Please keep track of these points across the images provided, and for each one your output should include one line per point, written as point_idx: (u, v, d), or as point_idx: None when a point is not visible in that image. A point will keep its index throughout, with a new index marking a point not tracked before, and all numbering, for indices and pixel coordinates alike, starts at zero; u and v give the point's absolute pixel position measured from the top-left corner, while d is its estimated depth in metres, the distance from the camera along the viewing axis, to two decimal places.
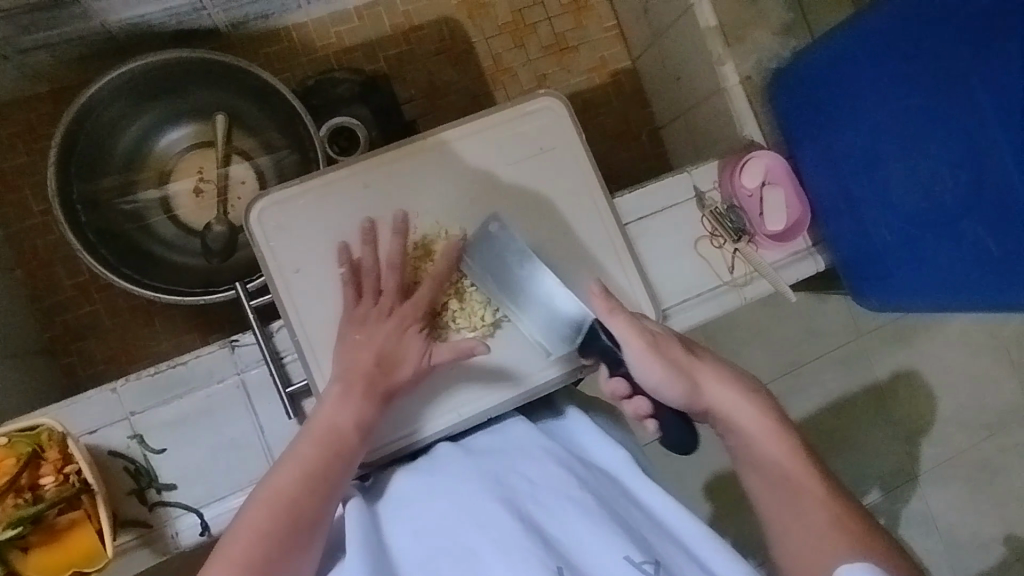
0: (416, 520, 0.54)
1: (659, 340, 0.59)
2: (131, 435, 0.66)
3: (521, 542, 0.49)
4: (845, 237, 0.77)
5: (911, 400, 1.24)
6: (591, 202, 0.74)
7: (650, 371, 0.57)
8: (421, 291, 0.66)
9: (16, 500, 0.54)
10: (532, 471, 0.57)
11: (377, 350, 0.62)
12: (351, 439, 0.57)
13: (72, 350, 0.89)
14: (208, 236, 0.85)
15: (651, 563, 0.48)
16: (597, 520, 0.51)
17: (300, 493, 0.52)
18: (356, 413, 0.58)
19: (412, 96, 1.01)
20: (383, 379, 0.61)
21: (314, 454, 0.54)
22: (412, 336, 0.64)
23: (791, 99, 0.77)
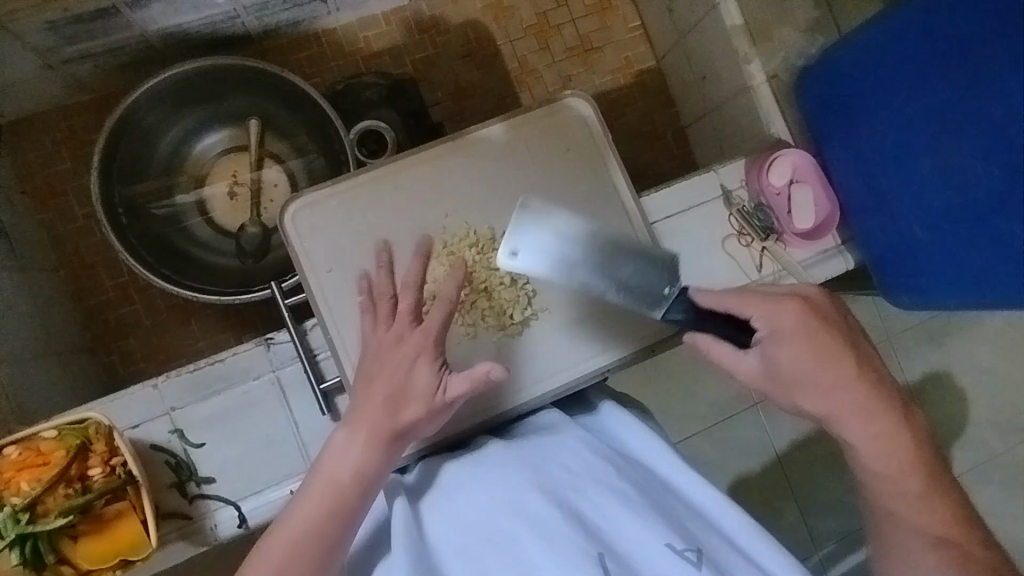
0: (455, 512, 0.55)
1: (806, 331, 0.57)
2: (172, 429, 0.68)
3: (562, 537, 0.50)
4: (877, 233, 0.76)
5: (946, 402, 1.21)
6: (618, 201, 0.75)
7: (777, 355, 0.58)
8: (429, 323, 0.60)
9: (67, 490, 0.56)
10: (573, 458, 0.57)
11: (386, 382, 0.58)
12: (351, 490, 0.55)
13: (113, 348, 0.92)
14: (243, 237, 0.87)
15: (694, 552, 0.49)
16: (641, 510, 0.52)
17: (303, 544, 0.52)
18: (356, 461, 0.56)
19: (439, 98, 1.03)
20: (390, 419, 0.57)
21: (310, 515, 0.53)
22: (423, 368, 0.59)
23: (819, 95, 0.77)
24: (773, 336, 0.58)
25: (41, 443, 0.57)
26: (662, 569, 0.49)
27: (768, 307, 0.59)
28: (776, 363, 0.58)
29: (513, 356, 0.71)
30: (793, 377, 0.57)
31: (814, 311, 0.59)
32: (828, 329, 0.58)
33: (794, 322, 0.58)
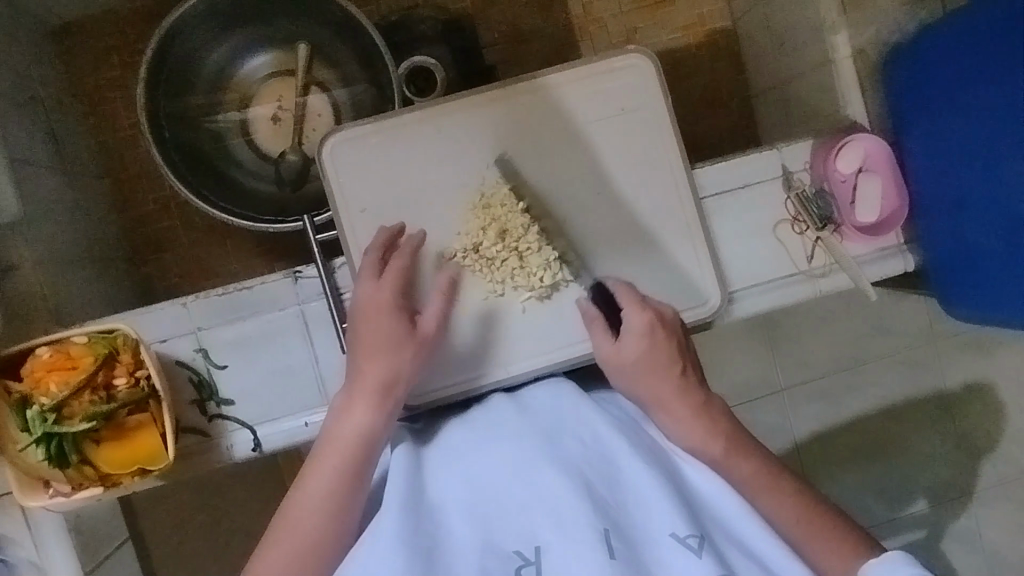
0: (463, 469, 0.55)
1: (653, 327, 0.63)
2: (197, 348, 0.69)
3: (567, 508, 0.49)
4: (942, 236, 0.71)
5: (983, 415, 1.15)
6: (669, 171, 0.71)
7: (625, 341, 0.63)
8: (388, 274, 0.63)
9: (92, 396, 0.59)
10: (591, 431, 0.56)
11: (370, 339, 0.60)
12: (354, 446, 0.57)
13: (150, 260, 0.94)
14: (283, 165, 0.87)
15: (696, 539, 0.48)
16: (654, 490, 0.51)
17: (332, 496, 0.55)
18: (360, 422, 0.58)
19: (494, 40, 0.98)
20: (379, 374, 0.59)
21: (322, 480, 0.56)
22: (393, 317, 0.61)
23: (904, 78, 0.70)
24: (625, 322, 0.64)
25: (72, 347, 0.59)
26: (663, 554, 0.48)
27: (630, 298, 0.65)
28: (624, 348, 0.63)
29: (534, 320, 0.69)
30: (631, 363, 0.62)
31: (666, 318, 0.64)
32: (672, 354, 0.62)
33: (643, 316, 0.63)
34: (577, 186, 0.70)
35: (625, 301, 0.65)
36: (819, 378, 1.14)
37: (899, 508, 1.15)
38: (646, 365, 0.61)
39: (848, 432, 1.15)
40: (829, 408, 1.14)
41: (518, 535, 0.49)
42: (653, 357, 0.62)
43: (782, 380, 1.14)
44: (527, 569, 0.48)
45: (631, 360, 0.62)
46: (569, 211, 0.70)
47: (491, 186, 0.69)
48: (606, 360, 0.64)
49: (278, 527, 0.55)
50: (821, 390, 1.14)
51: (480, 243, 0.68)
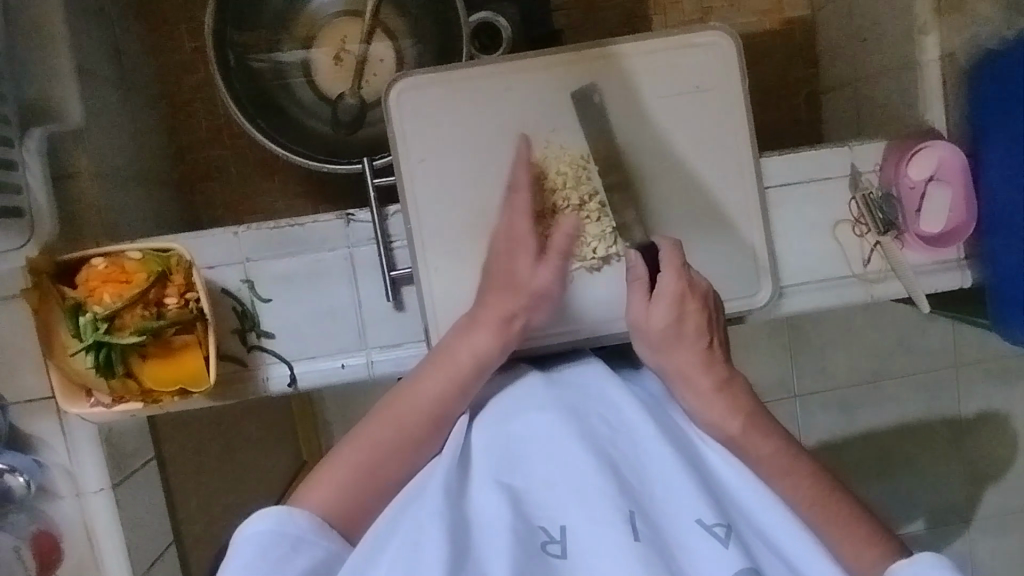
0: (494, 439, 0.55)
1: (684, 294, 0.60)
2: (243, 279, 0.69)
3: (593, 489, 0.48)
4: (1012, 255, 0.69)
5: (995, 444, 1.14)
6: (735, 156, 0.70)
7: (656, 305, 0.60)
8: (518, 219, 0.65)
9: (144, 311, 0.59)
10: (618, 415, 0.55)
11: (504, 272, 0.63)
12: (468, 373, 0.58)
13: (199, 188, 0.95)
14: (340, 107, 0.85)
15: (722, 527, 0.48)
16: (679, 478, 0.50)
17: (414, 421, 0.57)
18: (480, 346, 0.59)
19: (566, 3, 0.96)
20: (506, 307, 0.61)
21: (434, 388, 0.58)
22: (547, 259, 0.64)
23: (997, 87, 0.67)
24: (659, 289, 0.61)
25: (127, 262, 0.60)
26: (688, 542, 0.48)
27: (671, 270, 0.61)
28: (654, 313, 0.60)
29: (581, 290, 0.69)
30: (660, 332, 0.60)
31: (699, 292, 0.61)
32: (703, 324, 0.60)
33: (677, 284, 0.60)
34: (642, 160, 0.69)
35: (665, 275, 0.61)
36: (842, 386, 1.13)
37: (898, 524, 1.15)
38: (671, 331, 0.59)
39: (861, 444, 1.14)
40: (846, 417, 1.13)
41: (543, 513, 0.49)
42: (681, 325, 0.59)
43: (804, 384, 1.13)
44: (552, 546, 0.47)
45: (661, 329, 0.60)
46: (629, 187, 0.69)
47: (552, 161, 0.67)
48: (640, 326, 0.61)
49: (321, 469, 0.55)
50: (842, 398, 1.13)
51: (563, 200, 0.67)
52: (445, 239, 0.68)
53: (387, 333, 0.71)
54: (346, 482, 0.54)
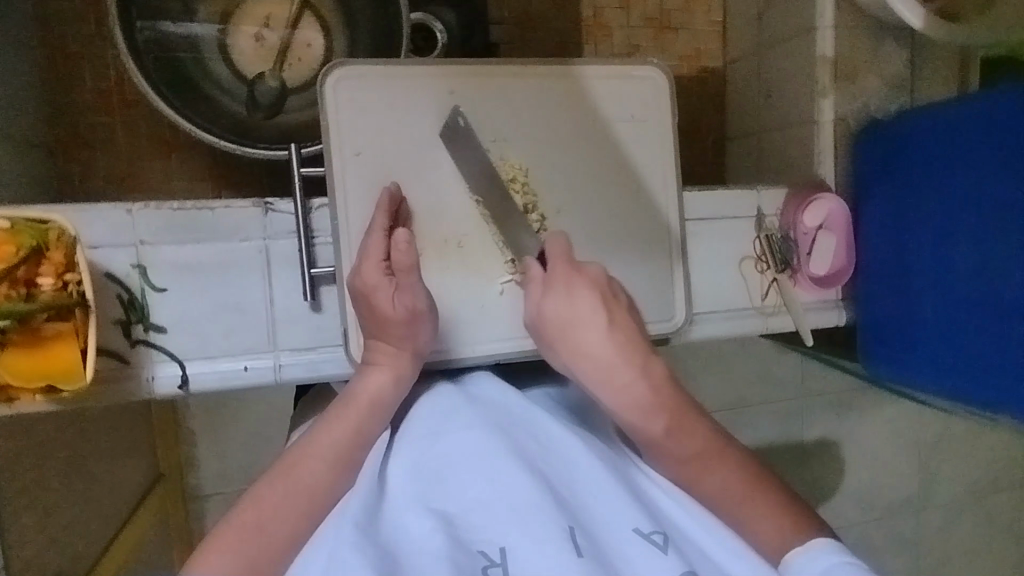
0: (416, 465, 0.52)
1: (571, 277, 0.60)
2: (134, 264, 0.61)
3: (531, 506, 0.47)
4: (881, 302, 0.79)
5: (830, 467, 1.28)
6: (663, 186, 0.73)
7: (550, 296, 0.60)
8: (368, 245, 0.59)
9: (9, 292, 0.50)
10: (543, 430, 0.55)
11: (371, 308, 0.58)
12: (371, 414, 0.56)
13: (75, 157, 0.84)
14: (258, 87, 0.79)
15: (659, 535, 0.49)
16: (612, 489, 0.51)
17: (320, 469, 0.53)
18: (376, 381, 0.57)
19: (504, 18, 0.97)
20: (385, 333, 0.58)
21: (333, 437, 0.54)
22: (388, 280, 0.58)
23: (881, 154, 0.77)
24: (552, 279, 0.60)
25: None
26: (627, 552, 0.48)
27: (562, 264, 0.61)
28: (549, 303, 0.60)
29: (511, 304, 0.68)
30: (558, 322, 0.59)
31: (592, 274, 0.61)
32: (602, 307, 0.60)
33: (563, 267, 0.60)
34: (578, 181, 0.70)
35: (557, 267, 0.61)
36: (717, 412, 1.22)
37: None
38: (568, 318, 0.59)
39: None
40: None
41: (479, 537, 0.47)
42: (580, 310, 0.59)
43: None
44: (494, 570, 0.45)
45: (563, 318, 0.59)
46: (564, 206, 0.70)
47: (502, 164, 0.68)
48: (543, 321, 0.60)
49: (224, 530, 0.50)
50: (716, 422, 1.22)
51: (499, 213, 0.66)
52: None
53: (298, 336, 0.65)
54: (242, 546, 0.49)
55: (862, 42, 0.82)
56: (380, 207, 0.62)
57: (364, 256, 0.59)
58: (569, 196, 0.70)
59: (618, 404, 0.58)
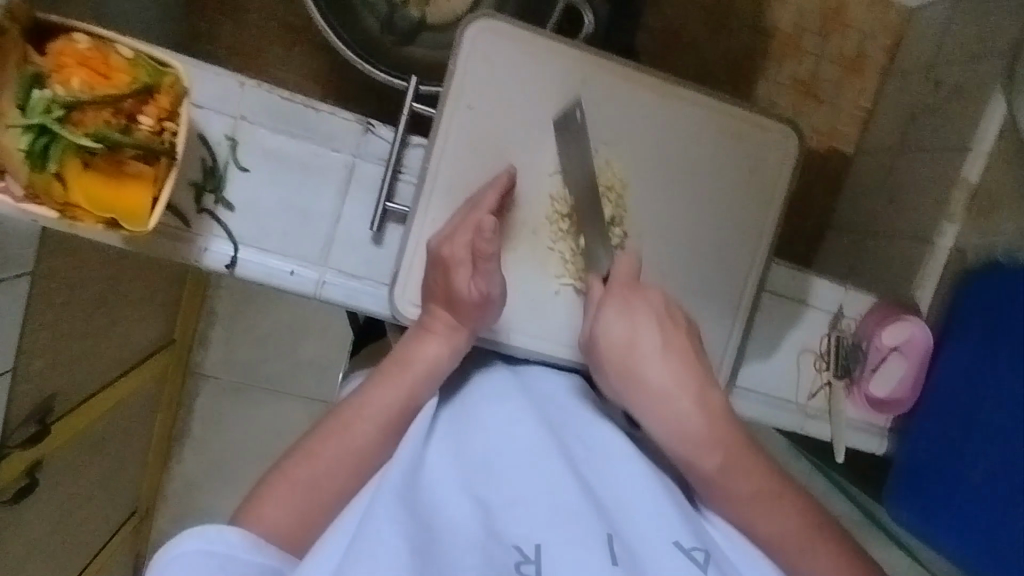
0: (466, 446, 0.54)
1: (629, 295, 0.59)
2: (227, 135, 0.61)
3: (570, 508, 0.49)
4: (931, 444, 0.74)
5: None
6: (754, 249, 0.69)
7: (609, 321, 0.58)
8: (466, 220, 0.60)
9: (110, 118, 0.50)
10: (588, 441, 0.57)
11: (444, 280, 0.59)
12: (420, 377, 0.58)
13: (208, 19, 0.87)
14: (399, 13, 0.79)
15: (699, 553, 0.49)
16: (654, 501, 0.51)
17: (370, 429, 0.55)
18: (433, 350, 0.59)
19: (654, 31, 0.94)
20: (452, 307, 0.59)
21: (387, 396, 0.57)
22: (471, 261, 0.59)
23: (988, 297, 0.72)
24: (609, 295, 0.59)
25: (112, 55, 0.51)
26: (668, 566, 0.48)
27: (623, 279, 0.60)
28: (610, 325, 0.58)
29: (563, 309, 0.66)
30: (620, 351, 0.57)
31: (649, 296, 0.59)
32: (676, 337, 0.58)
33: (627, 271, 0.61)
34: (672, 214, 0.67)
35: (617, 283, 0.60)
36: None
37: None
38: (630, 339, 0.57)
39: None
40: None
41: (516, 529, 0.48)
42: (639, 332, 0.57)
43: None
44: (527, 567, 0.46)
45: (622, 341, 0.57)
46: (646, 235, 0.67)
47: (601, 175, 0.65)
48: (606, 346, 0.58)
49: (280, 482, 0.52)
50: None
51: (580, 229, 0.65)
52: (456, 196, 0.63)
53: (351, 260, 0.65)
54: (299, 494, 0.52)
55: None
56: (490, 193, 0.61)
57: (457, 227, 0.60)
58: (657, 225, 0.67)
59: (671, 433, 0.55)
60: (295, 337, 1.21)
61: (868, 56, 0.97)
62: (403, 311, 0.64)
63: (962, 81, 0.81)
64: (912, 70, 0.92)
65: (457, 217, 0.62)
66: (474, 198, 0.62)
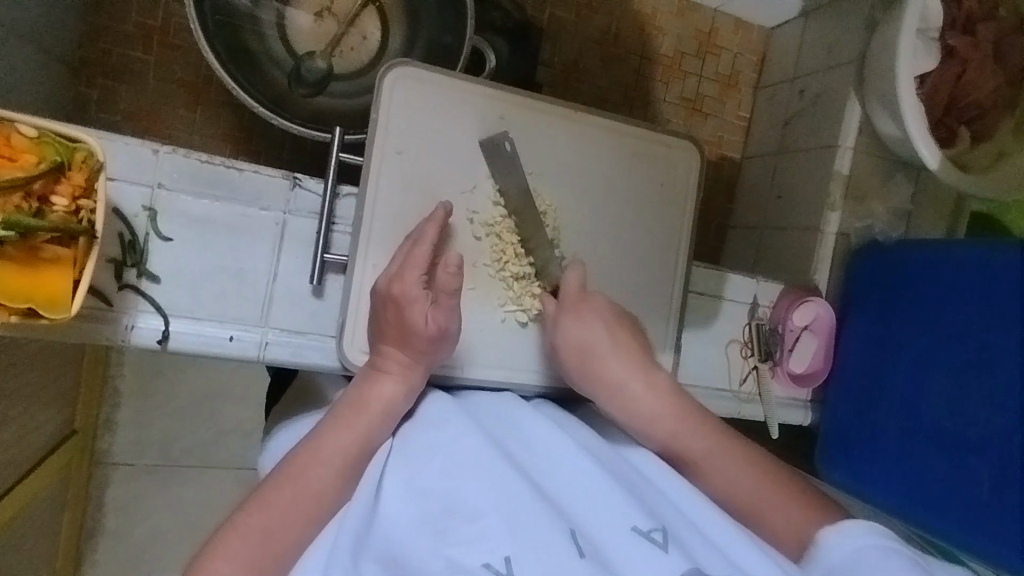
0: (419, 477, 0.56)
1: (579, 303, 0.65)
2: (146, 206, 0.58)
3: (528, 511, 0.52)
4: (848, 410, 0.82)
5: None
6: (674, 255, 0.75)
7: (564, 333, 0.64)
8: (414, 256, 0.60)
9: (20, 204, 0.47)
10: (538, 445, 0.60)
11: (399, 319, 0.60)
12: (376, 419, 0.58)
13: (98, 85, 0.82)
14: (306, 64, 0.78)
15: (658, 533, 0.52)
16: (608, 496, 0.55)
17: (326, 473, 0.55)
18: (387, 389, 0.59)
19: (552, 63, 1.00)
20: (406, 342, 0.60)
21: (343, 439, 0.57)
22: (421, 295, 0.59)
23: (874, 272, 0.82)
24: (562, 309, 0.65)
25: (14, 136, 0.48)
26: (625, 547, 0.51)
27: (571, 292, 0.65)
28: (565, 336, 0.64)
29: (510, 336, 0.69)
30: (582, 355, 0.64)
31: (596, 302, 0.65)
32: (620, 332, 0.65)
33: (570, 282, 0.65)
34: (599, 232, 0.72)
35: (566, 296, 0.65)
36: None
37: None
38: (585, 343, 0.64)
39: None
40: None
41: (481, 544, 0.50)
42: (591, 336, 0.64)
43: None
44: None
45: (578, 344, 0.64)
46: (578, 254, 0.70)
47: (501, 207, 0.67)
48: (567, 350, 0.64)
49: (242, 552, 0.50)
50: None
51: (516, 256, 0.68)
52: (394, 241, 0.64)
53: (293, 317, 0.63)
54: (253, 546, 0.51)
55: (875, 170, 0.88)
56: (429, 225, 0.62)
57: (405, 264, 0.61)
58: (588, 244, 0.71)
59: (633, 416, 0.63)
60: (221, 405, 1.15)
61: (741, 72, 1.08)
62: (354, 360, 0.63)
63: (822, 88, 0.93)
64: (779, 81, 1.03)
65: (400, 256, 0.62)
66: (412, 234, 0.63)
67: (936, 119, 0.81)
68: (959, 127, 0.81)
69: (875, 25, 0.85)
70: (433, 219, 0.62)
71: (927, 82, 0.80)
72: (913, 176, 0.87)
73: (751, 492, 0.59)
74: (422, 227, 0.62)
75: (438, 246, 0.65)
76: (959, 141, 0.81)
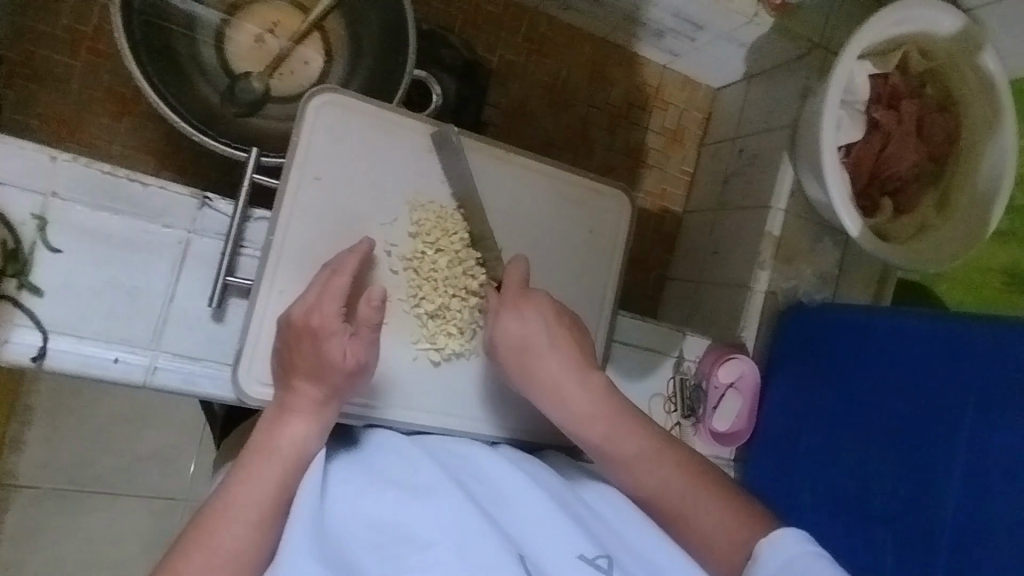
0: (365, 507, 0.55)
1: (520, 299, 0.61)
2: (35, 214, 0.55)
3: (482, 532, 0.52)
4: (767, 471, 0.82)
5: None
6: (598, 303, 0.74)
7: (502, 335, 0.61)
8: (332, 287, 0.57)
9: None
10: (489, 474, 0.61)
11: (309, 355, 0.56)
12: (288, 465, 0.55)
13: (17, 86, 0.80)
14: (240, 83, 0.78)
15: (603, 560, 0.53)
16: (556, 520, 0.55)
17: (240, 529, 0.52)
18: (299, 431, 0.56)
19: (499, 103, 1.01)
20: (320, 381, 0.56)
21: (254, 491, 0.53)
22: (339, 331, 0.56)
23: (797, 335, 0.83)
24: (500, 305, 0.61)
25: None
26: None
27: (510, 291, 0.62)
28: (502, 335, 0.61)
29: (421, 376, 0.66)
30: (513, 352, 0.61)
31: (538, 299, 0.62)
32: (562, 329, 0.61)
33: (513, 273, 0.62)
34: None
35: (506, 291, 0.62)
36: None
37: None
38: (523, 346, 0.60)
39: None
40: None
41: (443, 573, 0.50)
42: (531, 335, 0.60)
43: None
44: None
45: (517, 341, 0.61)
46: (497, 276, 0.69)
47: (421, 240, 0.66)
48: (501, 347, 0.61)
49: None
50: None
51: (435, 294, 0.66)
52: (304, 269, 0.62)
53: (187, 342, 0.60)
54: None
55: (805, 233, 0.89)
56: (349, 257, 0.60)
57: (323, 295, 0.57)
58: None
59: (568, 420, 0.60)
60: (130, 431, 1.08)
61: (686, 128, 1.10)
62: (251, 391, 0.60)
63: (759, 149, 0.95)
64: (722, 140, 1.06)
65: (316, 285, 0.58)
66: (326, 264, 0.61)
67: (861, 188, 0.83)
68: (882, 199, 0.84)
69: (809, 93, 0.88)
70: (356, 254, 0.60)
71: (852, 152, 0.82)
72: (840, 242, 0.89)
73: (673, 493, 0.59)
74: (342, 258, 0.60)
75: (357, 280, 0.63)
76: (881, 212, 0.83)
